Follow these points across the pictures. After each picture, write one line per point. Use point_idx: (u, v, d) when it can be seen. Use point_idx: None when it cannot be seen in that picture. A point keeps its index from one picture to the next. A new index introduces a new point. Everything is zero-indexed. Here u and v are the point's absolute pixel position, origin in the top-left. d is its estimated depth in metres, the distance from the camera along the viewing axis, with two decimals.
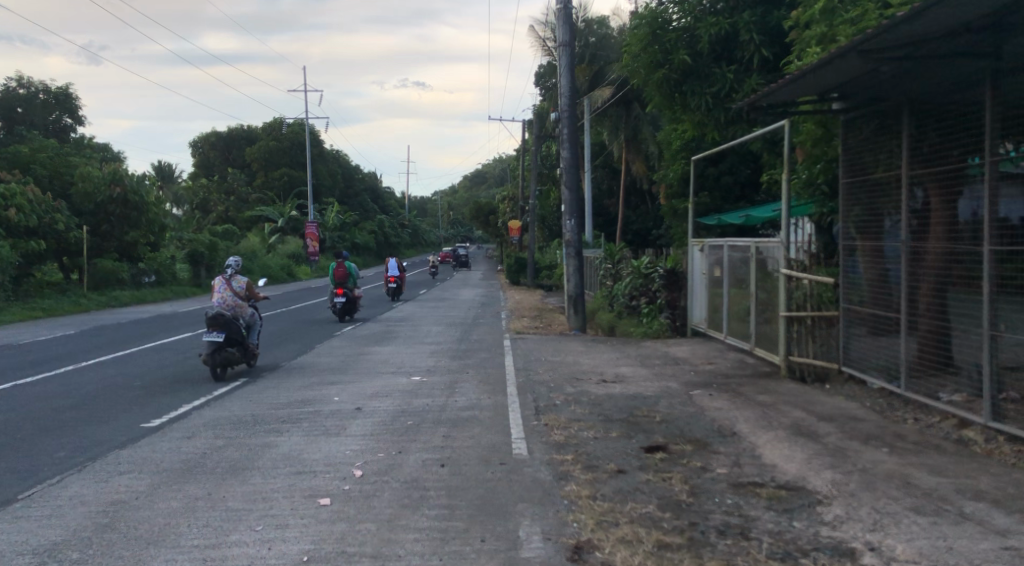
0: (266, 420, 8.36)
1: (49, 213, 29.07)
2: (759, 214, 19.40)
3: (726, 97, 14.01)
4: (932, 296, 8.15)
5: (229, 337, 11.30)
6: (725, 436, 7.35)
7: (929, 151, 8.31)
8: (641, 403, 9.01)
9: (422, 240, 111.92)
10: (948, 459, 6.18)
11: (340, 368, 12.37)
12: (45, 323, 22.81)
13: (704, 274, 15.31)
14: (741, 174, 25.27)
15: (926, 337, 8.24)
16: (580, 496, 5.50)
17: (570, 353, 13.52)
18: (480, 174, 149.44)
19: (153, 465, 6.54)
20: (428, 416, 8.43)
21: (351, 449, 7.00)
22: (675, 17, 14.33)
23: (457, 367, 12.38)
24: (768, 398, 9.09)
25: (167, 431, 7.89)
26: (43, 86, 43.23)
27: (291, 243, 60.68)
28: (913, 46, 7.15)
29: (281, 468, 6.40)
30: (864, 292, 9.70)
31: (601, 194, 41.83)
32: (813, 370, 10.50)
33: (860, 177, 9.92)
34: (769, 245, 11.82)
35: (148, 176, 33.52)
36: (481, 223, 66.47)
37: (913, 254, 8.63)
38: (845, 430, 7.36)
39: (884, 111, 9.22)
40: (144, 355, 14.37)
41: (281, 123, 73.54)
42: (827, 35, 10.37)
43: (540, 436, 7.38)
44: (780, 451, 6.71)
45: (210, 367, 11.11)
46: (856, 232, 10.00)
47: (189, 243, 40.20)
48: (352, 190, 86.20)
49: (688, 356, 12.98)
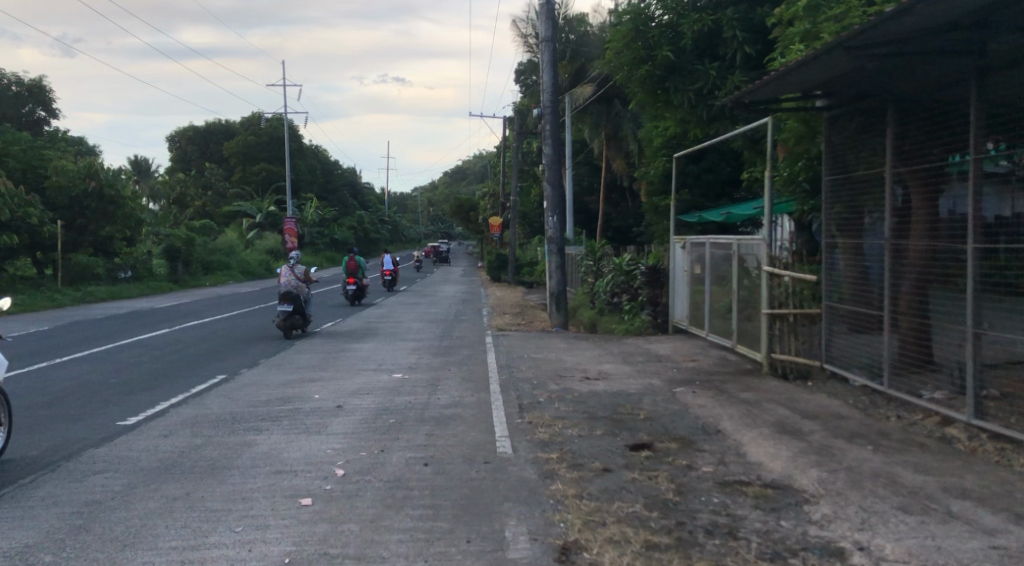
0: (244, 419, 8.21)
1: (22, 207, 28.40)
2: (741, 211, 19.35)
3: (709, 94, 14.02)
4: (912, 294, 8.20)
5: (295, 308, 16.24)
6: (709, 434, 7.32)
7: (911, 149, 8.34)
8: (625, 400, 8.97)
9: (402, 236, 111.46)
10: (933, 458, 6.18)
11: (321, 365, 12.23)
12: (18, 319, 22.42)
13: (685, 271, 15.29)
14: (723, 171, 25.33)
15: (906, 335, 8.29)
16: (566, 495, 5.44)
17: (553, 350, 13.46)
18: (461, 171, 149.08)
19: (129, 464, 6.39)
20: (410, 414, 8.33)
21: (332, 448, 6.88)
22: (658, 13, 14.29)
23: (438, 364, 12.29)
24: (750, 396, 9.08)
25: (144, 429, 7.74)
26: (16, 78, 42.41)
27: (270, 239, 60.19)
28: (900, 43, 7.14)
29: (262, 468, 6.28)
30: (845, 290, 9.73)
31: (583, 191, 41.79)
32: (795, 367, 10.49)
33: (842, 175, 9.95)
34: (752, 242, 11.80)
35: (125, 170, 33.03)
36: (462, 219, 66.27)
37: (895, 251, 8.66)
38: (830, 428, 7.36)
39: (867, 109, 9.24)
40: (119, 351, 14.13)
41: (260, 118, 72.87)
42: (811, 33, 10.39)
43: (523, 434, 7.31)
44: (765, 448, 6.69)
45: (282, 329, 16.02)
46: (837, 229, 10.03)
47: (166, 238, 39.75)
48: (331, 186, 85.66)
49: (671, 353, 12.97)
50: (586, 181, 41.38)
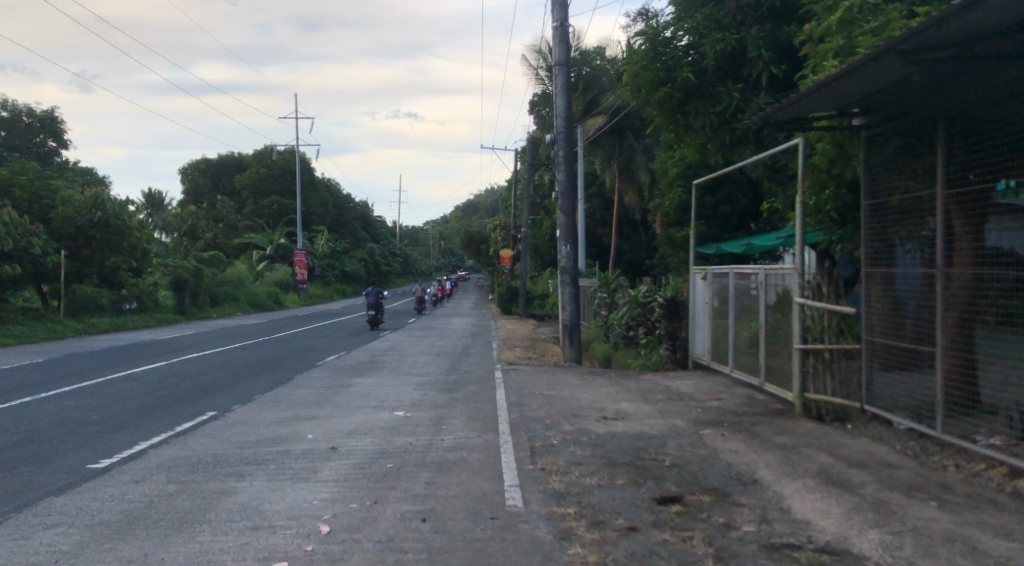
0: (228, 462, 7.45)
1: (26, 237, 28.03)
2: (762, 241, 18.39)
3: (733, 117, 13.31)
4: (957, 328, 7.45)
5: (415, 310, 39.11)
6: (746, 484, 6.50)
7: (955, 171, 7.61)
8: (647, 444, 8.13)
9: (413, 268, 111.07)
10: (1012, 519, 5.31)
11: (318, 402, 11.41)
12: (16, 351, 21.81)
13: (706, 304, 14.50)
14: (739, 203, 24.62)
15: (950, 372, 7.52)
16: (586, 563, 4.63)
17: (566, 386, 12.62)
18: (473, 205, 149.68)
19: (87, 517, 5.61)
20: (410, 458, 7.53)
21: (318, 499, 6.07)
22: (682, 37, 13.64)
23: (445, 401, 11.52)
24: (786, 440, 8.22)
25: (114, 473, 6.98)
26: (28, 109, 42.39)
27: (279, 271, 59.88)
28: (961, 46, 6.44)
29: (237, 523, 5.48)
30: (876, 321, 8.98)
31: (594, 224, 41.30)
32: (833, 408, 9.52)
33: (875, 200, 9.15)
34: (782, 272, 10.92)
35: (132, 200, 32.80)
36: (473, 251, 65.93)
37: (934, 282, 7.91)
38: (883, 480, 6.50)
39: (906, 128, 8.47)
40: (107, 386, 13.39)
41: (272, 150, 72.95)
42: (846, 48, 9.66)
43: (536, 483, 6.49)
44: (811, 503, 5.86)
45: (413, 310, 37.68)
46: (868, 260, 9.24)
47: (173, 269, 39.18)
48: (343, 218, 85.41)
49: (694, 391, 12.04)
50: (598, 214, 40.94)
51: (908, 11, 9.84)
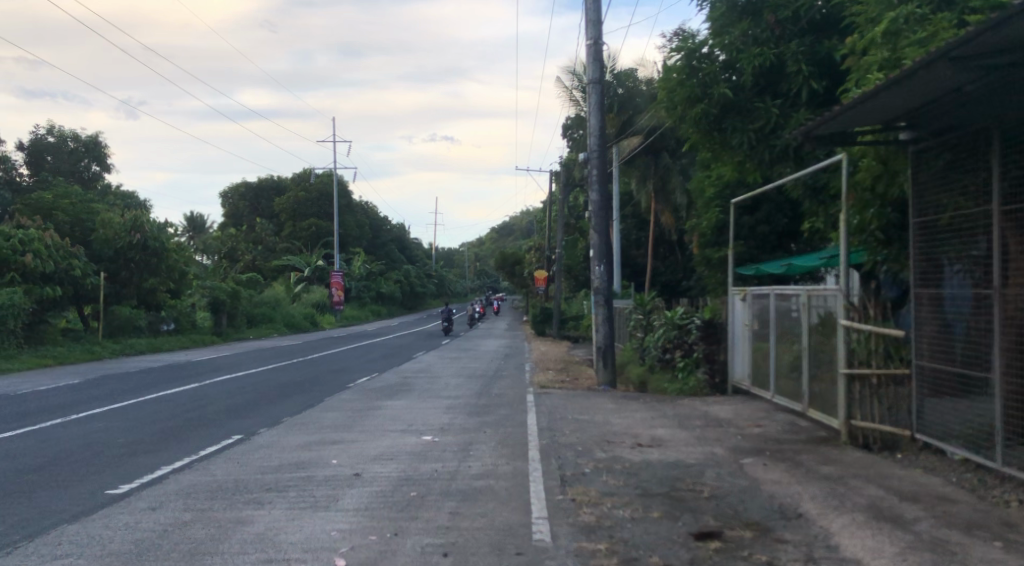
0: (249, 488, 7.24)
1: (67, 259, 28.38)
2: (802, 261, 17.84)
3: (771, 133, 12.95)
4: (1015, 353, 6.97)
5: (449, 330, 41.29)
6: (790, 519, 6.09)
7: (1010, 187, 7.15)
8: (684, 473, 7.74)
9: (448, 290, 111.41)
10: None
11: (345, 425, 11.20)
12: (55, 371, 22.12)
13: (745, 325, 14.02)
14: (778, 222, 24.00)
15: (1008, 400, 7.00)
16: None
17: (600, 411, 12.24)
18: (508, 227, 150.05)
19: (97, 547, 5.40)
20: (434, 486, 7.25)
21: (336, 530, 5.80)
22: (718, 53, 13.27)
23: (475, 425, 11.24)
24: (833, 471, 7.76)
25: (132, 500, 6.80)
26: (74, 134, 43.46)
27: (317, 291, 60.45)
28: (1017, 53, 6.02)
29: (250, 555, 5.23)
30: (927, 345, 8.50)
31: (629, 244, 40.85)
32: (880, 437, 9.02)
33: (922, 217, 8.70)
34: (825, 293, 10.44)
35: (171, 223, 33.08)
36: (507, 272, 65.77)
37: (986, 304, 7.45)
38: (939, 516, 6.04)
39: (957, 141, 8.01)
40: (137, 407, 13.36)
41: (310, 173, 73.95)
42: (891, 60, 9.26)
43: (565, 515, 6.16)
44: (861, 541, 5.44)
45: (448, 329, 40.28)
46: (917, 280, 8.78)
47: (211, 290, 39.60)
48: (379, 240, 86.06)
49: (733, 417, 11.59)
50: (634, 234, 40.54)
51: (957, 21, 9.42)
